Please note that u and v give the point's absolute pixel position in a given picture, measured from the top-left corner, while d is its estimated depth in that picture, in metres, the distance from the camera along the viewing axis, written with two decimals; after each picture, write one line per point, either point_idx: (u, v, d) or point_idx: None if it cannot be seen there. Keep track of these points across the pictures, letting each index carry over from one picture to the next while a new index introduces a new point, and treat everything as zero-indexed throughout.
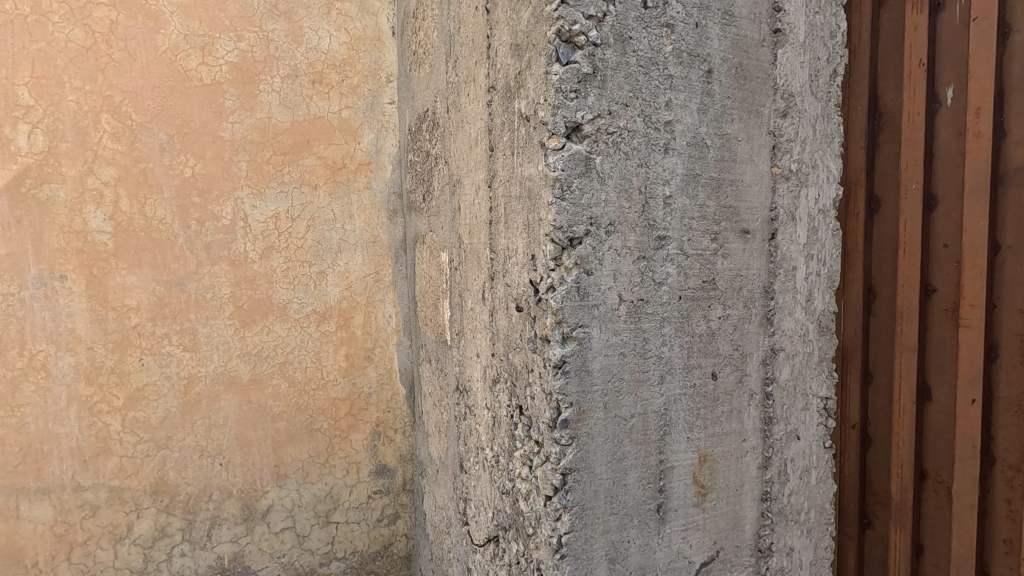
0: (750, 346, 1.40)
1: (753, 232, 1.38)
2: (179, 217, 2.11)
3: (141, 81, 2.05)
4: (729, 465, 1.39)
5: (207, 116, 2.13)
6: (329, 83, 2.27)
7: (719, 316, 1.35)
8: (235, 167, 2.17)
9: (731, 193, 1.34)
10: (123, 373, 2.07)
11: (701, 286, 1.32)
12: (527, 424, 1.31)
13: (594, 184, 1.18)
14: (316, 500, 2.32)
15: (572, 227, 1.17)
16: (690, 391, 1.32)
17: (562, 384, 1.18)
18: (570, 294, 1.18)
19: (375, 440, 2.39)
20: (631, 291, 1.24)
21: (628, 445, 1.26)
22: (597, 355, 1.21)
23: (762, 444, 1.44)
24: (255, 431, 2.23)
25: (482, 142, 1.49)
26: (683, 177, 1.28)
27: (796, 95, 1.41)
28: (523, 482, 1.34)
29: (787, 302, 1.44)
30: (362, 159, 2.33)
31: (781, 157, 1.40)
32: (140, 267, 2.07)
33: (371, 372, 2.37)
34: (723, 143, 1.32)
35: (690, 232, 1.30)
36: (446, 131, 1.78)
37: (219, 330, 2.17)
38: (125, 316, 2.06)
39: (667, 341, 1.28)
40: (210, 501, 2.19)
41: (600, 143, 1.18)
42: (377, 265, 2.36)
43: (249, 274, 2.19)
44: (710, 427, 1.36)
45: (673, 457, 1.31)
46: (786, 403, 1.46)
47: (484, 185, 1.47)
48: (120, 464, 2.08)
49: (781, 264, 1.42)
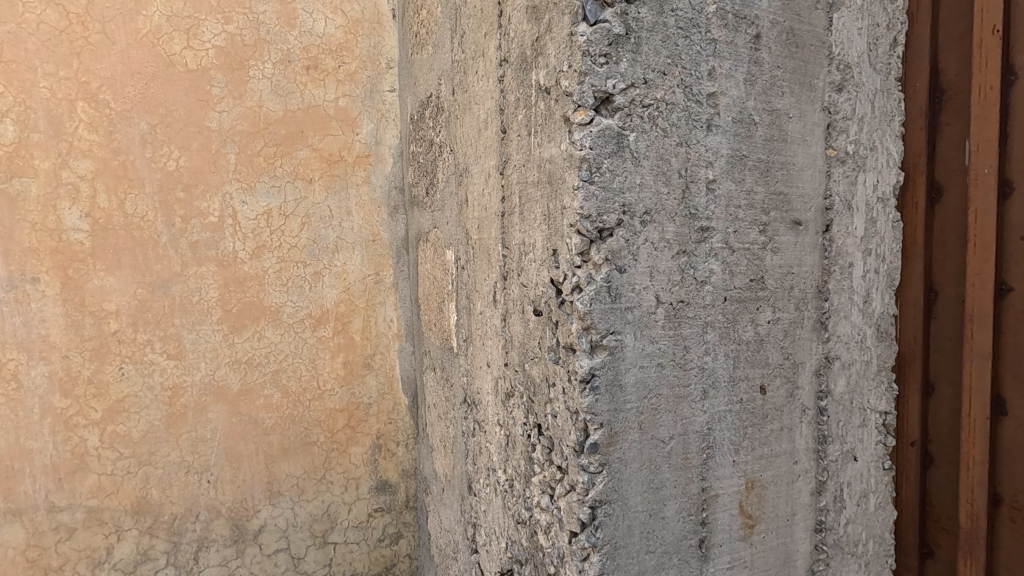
0: (802, 355, 1.22)
1: (805, 223, 1.20)
2: (162, 213, 1.94)
3: (120, 66, 1.89)
4: (779, 492, 1.20)
5: (192, 104, 1.96)
6: (324, 69, 2.10)
7: (769, 320, 1.17)
8: (223, 160, 2.00)
9: (781, 178, 1.16)
10: (102, 383, 1.90)
11: (748, 286, 1.14)
12: (548, 446, 1.13)
13: (627, 165, 1.01)
14: (312, 520, 2.14)
15: (602, 216, 0.99)
16: (736, 408, 1.14)
17: (591, 403, 1.00)
18: (599, 295, 1.00)
19: (376, 454, 2.21)
20: (670, 292, 1.06)
21: (666, 472, 1.08)
22: (631, 367, 1.03)
23: (816, 466, 1.26)
24: (245, 445, 2.06)
25: (492, 124, 1.31)
26: (728, 158, 1.10)
27: (853, 66, 1.22)
28: (542, 513, 1.16)
29: (843, 304, 1.25)
30: (360, 151, 2.16)
31: (836, 137, 1.22)
32: (120, 269, 1.90)
33: (370, 381, 2.19)
34: (773, 119, 1.14)
35: (736, 223, 1.12)
36: (451, 116, 1.62)
37: (206, 335, 1.99)
38: (104, 321, 1.90)
39: (711, 350, 1.10)
40: (197, 521, 2.02)
41: (634, 117, 1.01)
42: (377, 265, 2.19)
43: (239, 275, 2.02)
44: (758, 448, 1.18)
45: (717, 485, 1.13)
46: (842, 419, 1.28)
47: (495, 172, 1.30)
48: (98, 482, 1.91)
49: (836, 261, 1.24)
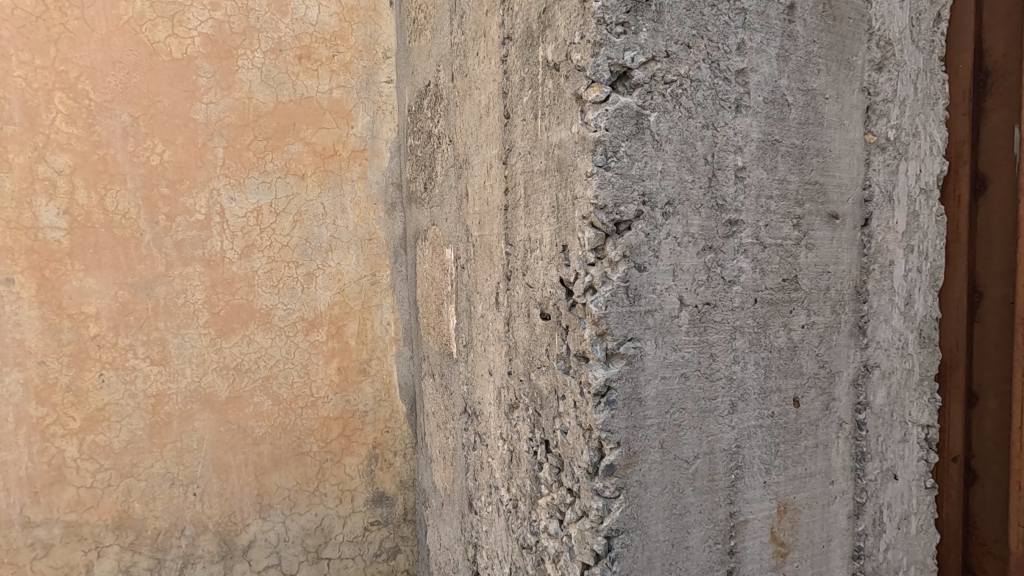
0: (839, 363, 1.09)
1: (843, 216, 1.08)
2: (145, 210, 1.83)
3: (101, 55, 1.77)
4: (814, 516, 1.08)
5: (177, 95, 1.85)
6: (317, 59, 1.99)
7: (803, 325, 1.05)
8: (210, 154, 1.89)
9: (817, 166, 1.04)
10: (80, 391, 1.78)
11: (780, 286, 1.02)
12: (557, 466, 1.02)
13: (647, 149, 0.89)
14: (305, 534, 2.02)
15: (619, 207, 0.87)
16: (768, 423, 1.02)
17: (606, 419, 0.88)
18: (616, 296, 0.88)
19: (373, 465, 2.10)
20: (695, 293, 0.94)
21: (690, 496, 0.96)
22: (652, 379, 0.91)
23: (853, 487, 1.13)
24: (234, 456, 1.94)
25: (495, 110, 1.20)
26: (759, 143, 0.98)
27: (894, 43, 1.10)
28: (550, 540, 1.04)
29: (883, 306, 1.13)
30: (356, 145, 2.05)
31: (875, 122, 1.10)
32: (100, 269, 1.79)
33: (366, 387, 2.08)
34: (808, 100, 1.02)
35: (768, 216, 1.00)
36: (450, 104, 1.50)
37: (192, 340, 1.88)
38: (83, 325, 1.78)
39: (740, 358, 0.98)
40: (182, 537, 1.90)
41: (655, 94, 0.89)
42: (373, 266, 2.07)
43: (227, 276, 1.91)
44: (792, 467, 1.05)
45: (746, 509, 1.01)
46: (882, 434, 1.15)
47: (498, 162, 1.18)
48: (77, 496, 1.80)
49: (876, 259, 1.12)
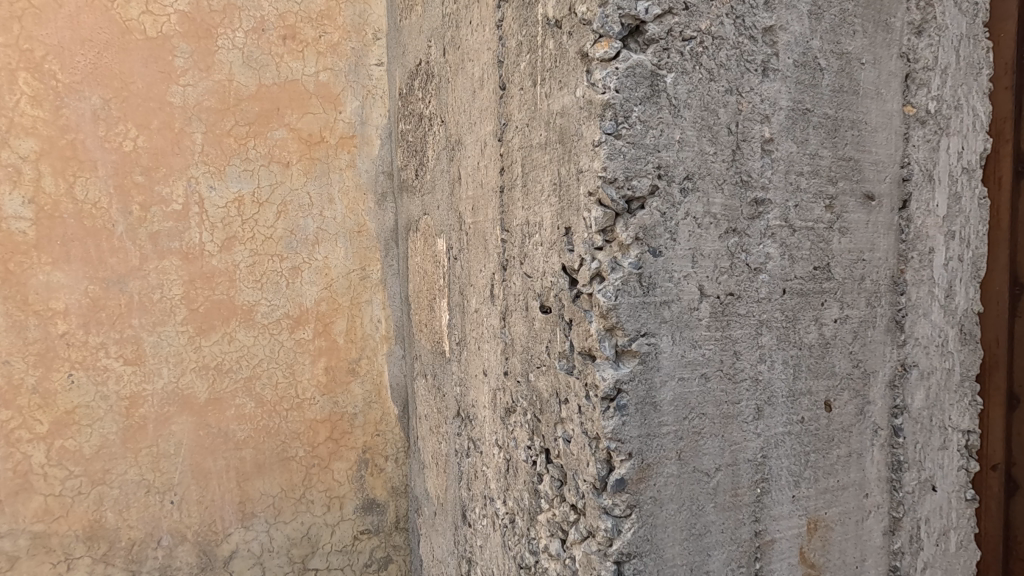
0: (874, 362, 0.98)
1: (879, 197, 0.96)
2: (117, 199, 1.69)
3: (69, 33, 1.63)
4: (846, 534, 0.97)
5: (152, 76, 1.71)
6: (303, 40, 1.86)
7: (835, 319, 0.93)
8: (188, 140, 1.75)
9: (851, 140, 0.92)
10: (48, 393, 1.65)
11: (811, 275, 0.90)
12: (559, 479, 0.90)
13: (664, 115, 0.77)
14: (290, 544, 1.89)
15: (631, 182, 0.76)
16: (797, 429, 0.90)
17: (616, 427, 0.77)
18: (628, 285, 0.76)
19: (363, 470, 1.96)
20: (716, 282, 0.82)
21: (711, 514, 0.84)
22: (668, 381, 0.79)
23: (889, 500, 1.02)
24: (214, 462, 1.80)
25: (490, 81, 1.08)
26: (788, 112, 0.86)
27: (937, 3, 0.98)
28: (551, 561, 0.93)
29: (922, 298, 1.01)
30: (344, 132, 1.92)
31: (915, 92, 0.98)
32: (69, 262, 1.65)
33: (356, 388, 1.94)
34: (842, 65, 0.90)
35: (798, 195, 0.88)
36: (442, 82, 1.38)
37: (168, 338, 1.75)
38: (50, 322, 1.64)
39: (766, 356, 0.87)
40: (159, 548, 1.76)
41: (673, 52, 0.77)
42: (362, 259, 1.94)
43: (206, 271, 1.78)
44: (823, 480, 0.94)
45: (773, 528, 0.89)
46: (920, 442, 1.04)
47: (493, 139, 1.06)
48: (45, 505, 1.66)
49: (915, 245, 1.00)
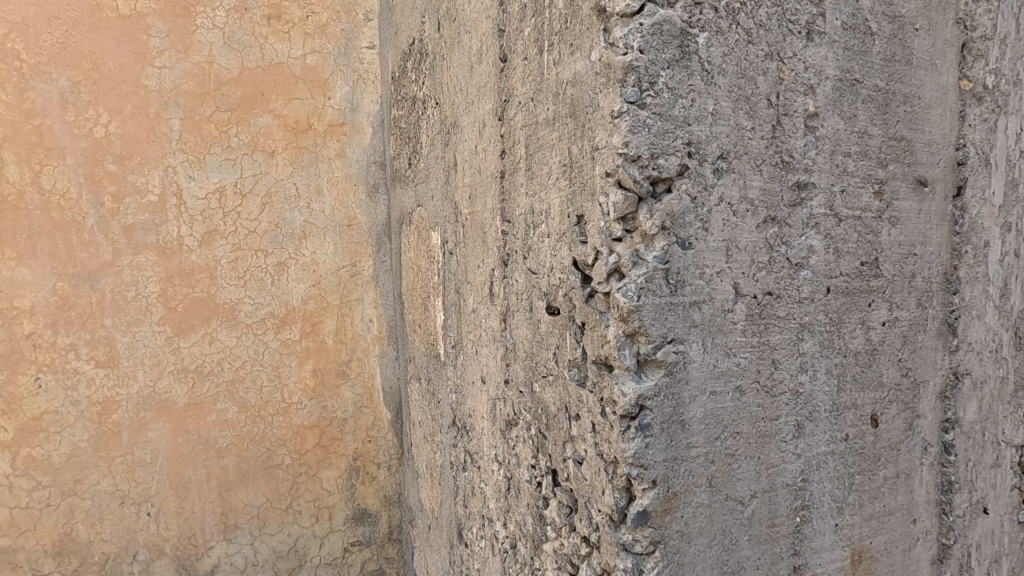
0: (924, 370, 0.87)
1: (931, 183, 0.85)
2: (87, 188, 1.55)
3: (34, 9, 1.49)
4: (892, 565, 0.85)
5: (125, 57, 1.57)
6: (289, 20, 1.72)
7: (884, 321, 0.81)
8: (165, 126, 1.61)
9: (903, 117, 0.80)
10: (13, 398, 1.51)
11: (858, 271, 0.78)
12: (568, 506, 0.78)
13: (695, 82, 0.65)
14: (276, 557, 1.77)
15: (657, 160, 0.64)
16: (841, 448, 0.79)
17: (638, 450, 0.65)
18: (653, 282, 0.64)
19: (353, 478, 1.84)
20: (753, 280, 0.70)
21: (745, 549, 0.72)
22: (698, 396, 0.68)
23: (937, 525, 0.91)
24: (193, 471, 1.67)
25: (489, 54, 0.95)
26: (835, 82, 0.74)
27: None
28: None
29: (977, 299, 0.89)
30: (333, 118, 1.78)
31: (971, 64, 0.86)
32: (35, 256, 1.52)
33: (346, 392, 1.82)
34: (895, 30, 0.78)
35: (845, 179, 0.76)
36: (437, 60, 1.26)
37: (144, 339, 1.61)
38: (15, 322, 1.51)
39: (808, 365, 0.75)
40: (135, 562, 1.63)
41: (706, 8, 0.65)
42: (352, 254, 1.81)
43: (185, 267, 1.64)
44: (869, 505, 0.82)
45: (814, 562, 0.78)
46: (972, 460, 0.91)
47: (493, 119, 0.94)
48: (10, 518, 1.53)
49: (971, 238, 0.88)
